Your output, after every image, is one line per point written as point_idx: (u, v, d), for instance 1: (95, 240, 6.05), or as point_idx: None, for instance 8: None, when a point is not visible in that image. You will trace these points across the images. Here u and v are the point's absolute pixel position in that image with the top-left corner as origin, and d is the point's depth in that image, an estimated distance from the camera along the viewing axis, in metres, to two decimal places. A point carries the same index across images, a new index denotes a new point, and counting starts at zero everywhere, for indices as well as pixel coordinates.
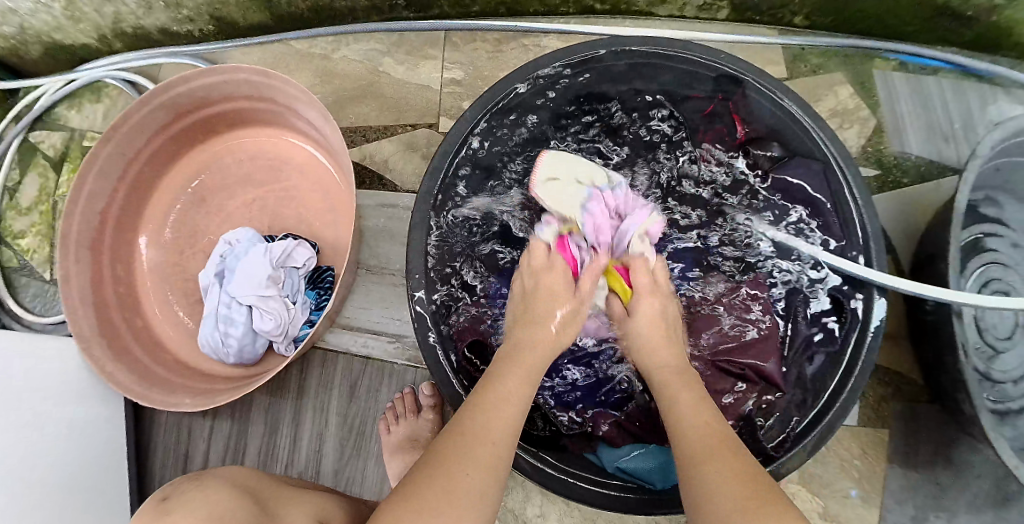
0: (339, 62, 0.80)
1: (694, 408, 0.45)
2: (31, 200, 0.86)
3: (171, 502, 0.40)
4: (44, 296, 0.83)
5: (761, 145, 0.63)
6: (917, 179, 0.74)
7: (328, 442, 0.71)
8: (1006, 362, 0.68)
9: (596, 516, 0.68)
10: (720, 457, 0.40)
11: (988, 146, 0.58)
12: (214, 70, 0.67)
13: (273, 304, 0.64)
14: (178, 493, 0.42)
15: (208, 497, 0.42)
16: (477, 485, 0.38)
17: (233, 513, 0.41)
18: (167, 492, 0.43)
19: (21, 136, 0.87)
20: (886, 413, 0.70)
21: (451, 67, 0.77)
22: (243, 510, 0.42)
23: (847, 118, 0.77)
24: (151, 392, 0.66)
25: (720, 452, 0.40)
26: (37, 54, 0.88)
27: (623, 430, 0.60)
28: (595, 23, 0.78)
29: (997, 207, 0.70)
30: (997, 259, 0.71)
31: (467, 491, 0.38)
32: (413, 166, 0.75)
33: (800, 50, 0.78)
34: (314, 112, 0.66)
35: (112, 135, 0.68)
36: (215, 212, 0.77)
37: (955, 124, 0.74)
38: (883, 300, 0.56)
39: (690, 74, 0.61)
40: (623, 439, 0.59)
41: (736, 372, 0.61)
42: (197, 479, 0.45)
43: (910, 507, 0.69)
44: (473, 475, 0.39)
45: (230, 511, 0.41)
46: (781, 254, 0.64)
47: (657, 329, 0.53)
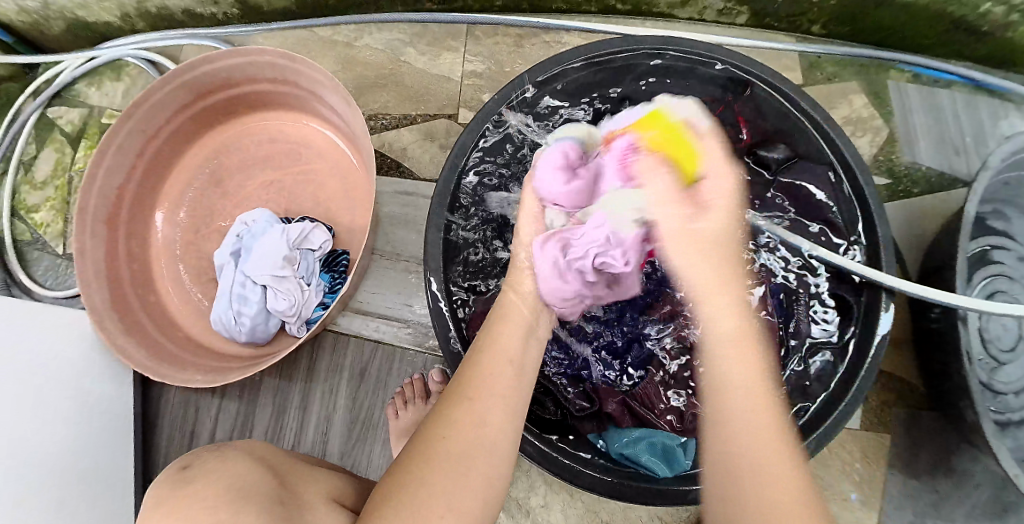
0: (360, 50, 0.81)
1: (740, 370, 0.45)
2: (47, 175, 0.86)
3: (192, 472, 0.41)
4: (56, 270, 0.84)
5: (766, 147, 0.63)
6: (927, 190, 0.75)
7: (335, 426, 0.72)
8: (1009, 373, 0.69)
9: (598, 507, 0.69)
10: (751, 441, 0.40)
11: (998, 158, 0.58)
12: (238, 51, 0.67)
13: (288, 284, 0.65)
14: (199, 462, 0.43)
15: (229, 468, 0.42)
16: (463, 451, 0.39)
17: (253, 483, 0.41)
18: (187, 460, 0.44)
19: (39, 111, 0.87)
20: (888, 419, 0.71)
21: (471, 59, 0.78)
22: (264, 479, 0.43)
23: (861, 126, 0.77)
24: (162, 367, 0.66)
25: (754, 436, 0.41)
26: (59, 31, 0.89)
27: (628, 411, 0.61)
28: (615, 22, 0.79)
29: (1005, 220, 0.71)
30: (1002, 272, 0.71)
31: (449, 452, 0.39)
32: (430, 154, 0.76)
33: (817, 59, 0.79)
34: (337, 97, 0.66)
35: (134, 111, 0.69)
36: (231, 193, 0.77)
37: (967, 137, 0.75)
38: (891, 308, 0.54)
39: (700, 77, 0.62)
40: (628, 420, 0.60)
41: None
42: (217, 449, 0.46)
43: (909, 513, 0.70)
44: (459, 443, 0.39)
45: (251, 481, 0.41)
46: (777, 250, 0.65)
47: (728, 216, 0.51)
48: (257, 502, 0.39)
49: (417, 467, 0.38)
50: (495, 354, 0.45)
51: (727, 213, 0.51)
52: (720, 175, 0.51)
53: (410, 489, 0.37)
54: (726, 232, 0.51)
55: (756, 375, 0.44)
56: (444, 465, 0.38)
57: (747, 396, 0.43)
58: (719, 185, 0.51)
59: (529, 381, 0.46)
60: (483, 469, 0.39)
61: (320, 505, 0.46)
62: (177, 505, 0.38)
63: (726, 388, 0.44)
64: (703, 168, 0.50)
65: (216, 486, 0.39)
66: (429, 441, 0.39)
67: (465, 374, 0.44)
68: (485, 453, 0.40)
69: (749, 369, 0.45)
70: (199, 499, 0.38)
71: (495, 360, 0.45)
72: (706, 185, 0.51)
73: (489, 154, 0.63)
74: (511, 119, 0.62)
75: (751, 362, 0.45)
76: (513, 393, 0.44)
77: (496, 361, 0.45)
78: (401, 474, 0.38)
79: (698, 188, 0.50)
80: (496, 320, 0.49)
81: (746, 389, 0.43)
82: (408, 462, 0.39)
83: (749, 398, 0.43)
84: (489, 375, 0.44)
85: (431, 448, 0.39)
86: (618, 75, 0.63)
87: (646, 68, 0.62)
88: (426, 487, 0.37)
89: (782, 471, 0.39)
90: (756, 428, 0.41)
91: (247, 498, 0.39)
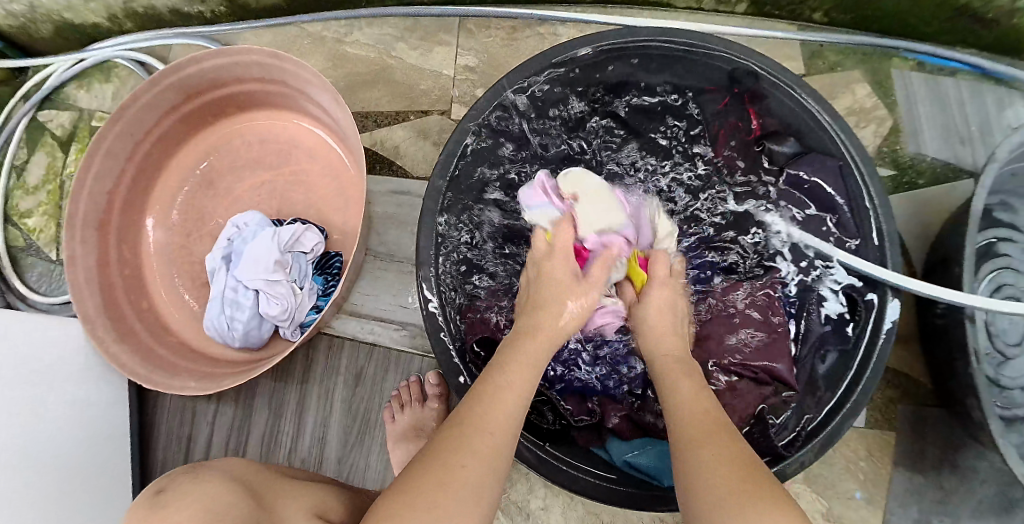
0: (351, 46, 0.80)
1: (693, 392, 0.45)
2: (39, 180, 0.85)
3: (166, 496, 0.39)
4: (50, 275, 0.83)
5: (777, 140, 0.61)
6: (932, 181, 0.73)
7: (330, 432, 0.71)
8: (1015, 368, 0.67)
9: (599, 509, 0.68)
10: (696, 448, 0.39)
11: (1005, 149, 0.57)
12: (224, 51, 0.66)
13: (280, 288, 0.63)
14: (173, 486, 0.41)
15: (204, 490, 0.41)
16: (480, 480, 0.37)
17: (229, 508, 0.39)
18: (159, 485, 0.42)
19: (30, 115, 0.86)
20: (893, 416, 0.70)
21: (464, 54, 0.77)
22: (240, 507, 0.41)
23: (864, 116, 0.76)
24: (153, 374, 0.65)
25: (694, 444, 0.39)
26: (47, 33, 0.88)
27: (632, 423, 0.59)
28: (612, 13, 0.77)
29: (1010, 211, 0.69)
30: (1009, 265, 0.69)
31: (466, 479, 0.36)
32: (424, 152, 0.75)
33: (818, 48, 0.77)
34: (327, 96, 0.65)
35: (121, 115, 0.67)
36: (223, 196, 0.76)
37: (973, 126, 0.73)
38: (897, 301, 0.54)
39: (706, 66, 0.60)
40: (631, 431, 0.59)
41: (748, 374, 0.59)
42: (193, 471, 0.44)
43: (914, 511, 0.68)
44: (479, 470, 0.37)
45: (228, 505, 0.40)
46: (792, 248, 0.62)
47: (664, 316, 0.53)
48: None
49: (430, 492, 0.35)
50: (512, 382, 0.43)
51: (659, 314, 0.53)
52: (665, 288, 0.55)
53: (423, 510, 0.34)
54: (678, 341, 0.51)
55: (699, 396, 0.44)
56: (465, 492, 0.36)
57: (688, 410, 0.43)
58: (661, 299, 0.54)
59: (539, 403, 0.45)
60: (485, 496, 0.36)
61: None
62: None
63: (676, 425, 0.42)
64: (652, 288, 0.55)
65: (194, 506, 0.38)
66: (445, 464, 0.37)
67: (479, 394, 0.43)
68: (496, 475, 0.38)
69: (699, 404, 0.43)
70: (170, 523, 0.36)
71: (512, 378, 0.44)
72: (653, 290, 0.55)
73: (486, 146, 0.61)
74: (511, 108, 0.60)
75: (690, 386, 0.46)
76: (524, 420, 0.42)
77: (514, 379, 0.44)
78: (411, 496, 0.35)
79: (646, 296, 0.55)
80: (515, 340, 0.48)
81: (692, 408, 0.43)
82: (421, 483, 0.36)
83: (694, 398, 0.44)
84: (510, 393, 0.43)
85: (449, 472, 0.37)
86: (621, 65, 0.62)
87: (649, 54, 0.60)
88: (441, 511, 0.34)
89: (723, 457, 0.37)
90: (705, 455, 0.38)
91: (224, 521, 0.38)
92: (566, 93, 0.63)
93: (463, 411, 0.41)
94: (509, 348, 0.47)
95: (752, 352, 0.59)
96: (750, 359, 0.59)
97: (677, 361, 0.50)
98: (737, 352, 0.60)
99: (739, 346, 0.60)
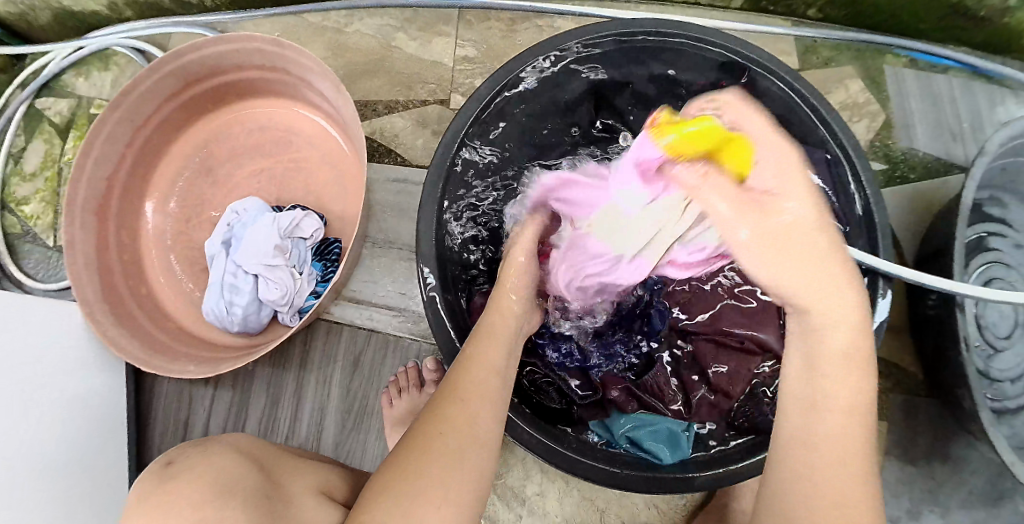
0: (351, 36, 0.80)
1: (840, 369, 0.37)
2: (36, 166, 0.85)
3: (178, 467, 0.40)
4: (47, 262, 0.83)
5: None
6: (924, 176, 0.74)
7: (329, 416, 0.71)
8: (1005, 360, 0.68)
9: (594, 495, 0.68)
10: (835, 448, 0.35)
11: (996, 143, 0.58)
12: (224, 38, 0.66)
13: (280, 273, 0.64)
14: (183, 458, 0.42)
15: (213, 462, 0.42)
16: (459, 451, 0.38)
17: (236, 481, 0.40)
18: (172, 456, 0.43)
19: (28, 102, 0.86)
20: (884, 406, 0.71)
21: (463, 45, 0.77)
22: (246, 482, 0.41)
23: (857, 111, 0.77)
24: (152, 358, 0.65)
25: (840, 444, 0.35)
26: (46, 20, 0.88)
27: (633, 397, 0.61)
28: (610, 6, 0.78)
29: (1002, 206, 0.70)
30: (999, 258, 0.71)
31: (441, 447, 0.38)
32: (423, 142, 0.75)
33: (812, 43, 0.78)
34: (327, 84, 0.66)
35: (122, 101, 0.68)
36: (222, 183, 0.76)
37: (964, 123, 0.74)
38: (887, 293, 0.55)
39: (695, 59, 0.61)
40: (632, 406, 0.60)
41: (733, 344, 0.60)
42: (203, 444, 0.45)
43: (905, 500, 0.69)
44: (455, 440, 0.38)
45: (233, 480, 0.40)
46: None
47: (806, 188, 0.42)
48: (240, 498, 0.38)
49: (411, 461, 0.37)
50: (487, 361, 0.44)
51: (777, 170, 0.43)
52: (777, 147, 0.43)
53: (401, 482, 0.36)
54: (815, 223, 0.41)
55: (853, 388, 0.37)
56: (444, 457, 0.37)
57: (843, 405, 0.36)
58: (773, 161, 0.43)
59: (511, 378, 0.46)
60: (474, 466, 0.38)
61: (307, 501, 0.45)
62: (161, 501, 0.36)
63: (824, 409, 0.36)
64: (756, 154, 0.43)
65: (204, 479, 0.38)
66: (425, 435, 0.38)
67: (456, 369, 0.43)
68: (479, 447, 0.39)
69: (839, 359, 0.38)
70: (183, 490, 0.37)
71: (483, 361, 0.44)
72: (759, 172, 0.43)
73: (484, 139, 0.62)
74: (506, 102, 0.61)
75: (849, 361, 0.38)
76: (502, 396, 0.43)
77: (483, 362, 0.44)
78: (392, 472, 0.37)
79: (749, 186, 0.43)
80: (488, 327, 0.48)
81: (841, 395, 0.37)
82: (404, 455, 0.38)
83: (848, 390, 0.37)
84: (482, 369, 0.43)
85: (428, 443, 0.38)
86: (614, 58, 0.62)
87: (640, 49, 0.61)
88: (426, 480, 0.36)
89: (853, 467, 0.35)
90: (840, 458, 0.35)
91: (232, 493, 0.38)
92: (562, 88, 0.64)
93: (443, 387, 0.42)
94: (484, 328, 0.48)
95: (733, 319, 0.61)
96: (729, 328, 0.60)
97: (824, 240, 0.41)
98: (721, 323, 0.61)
99: (716, 319, 0.61)
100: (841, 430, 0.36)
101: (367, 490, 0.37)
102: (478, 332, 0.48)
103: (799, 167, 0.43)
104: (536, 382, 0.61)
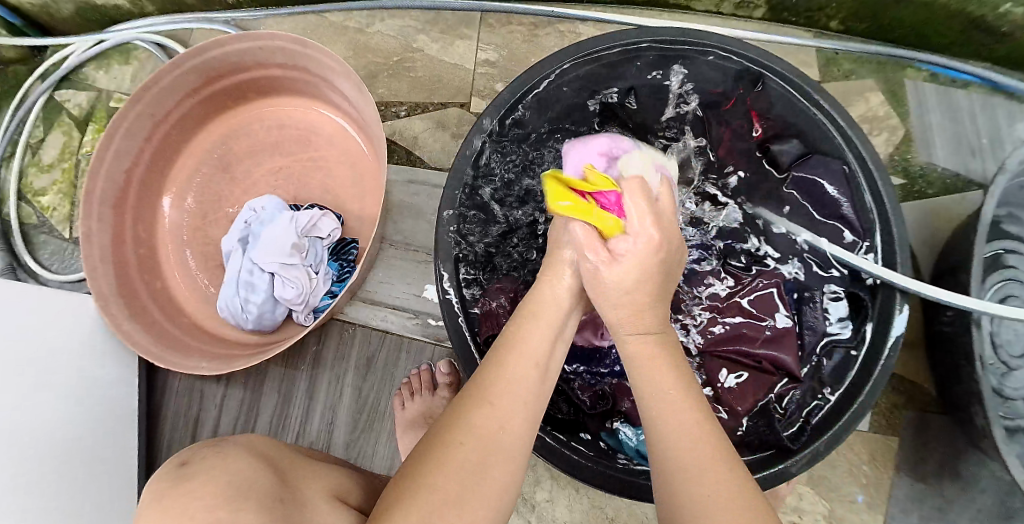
0: (371, 37, 0.80)
1: (662, 384, 0.38)
2: (54, 158, 0.86)
3: (192, 467, 0.38)
4: (62, 254, 0.83)
5: (781, 141, 0.62)
6: (942, 191, 0.74)
7: (341, 416, 0.71)
8: (1018, 379, 0.67)
9: (603, 503, 0.68)
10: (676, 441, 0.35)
11: (1017, 161, 0.57)
12: (248, 35, 0.67)
13: (296, 272, 0.64)
14: (198, 460, 0.40)
15: (227, 465, 0.39)
16: (480, 461, 0.35)
17: (252, 483, 0.39)
18: (184, 456, 0.41)
19: (47, 94, 0.87)
20: (897, 422, 0.70)
21: (485, 47, 0.77)
22: (262, 484, 0.40)
23: (877, 124, 0.76)
24: (167, 354, 0.65)
25: (676, 432, 0.36)
26: (68, 13, 0.88)
27: None
28: (631, 14, 0.78)
29: (1020, 224, 0.69)
30: (1015, 276, 0.70)
31: (463, 459, 0.35)
32: (442, 144, 0.75)
33: (834, 55, 0.78)
34: (349, 83, 0.66)
35: (142, 96, 0.68)
36: (239, 179, 0.77)
37: (983, 138, 0.74)
38: (904, 308, 0.54)
39: (711, 68, 0.61)
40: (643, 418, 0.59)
41: (751, 364, 0.61)
42: (213, 444, 0.43)
43: (915, 517, 0.69)
44: (477, 451, 0.35)
45: (250, 483, 0.39)
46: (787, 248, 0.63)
47: (645, 272, 0.41)
48: (257, 500, 0.37)
49: (428, 471, 0.35)
50: (521, 357, 0.41)
51: (644, 270, 0.41)
52: (642, 217, 0.41)
53: (427, 496, 0.33)
54: (644, 279, 0.41)
55: (673, 389, 0.38)
56: (462, 469, 0.35)
57: (666, 404, 0.37)
58: (640, 225, 0.41)
59: (551, 381, 0.42)
60: (498, 481, 0.36)
61: (322, 505, 0.44)
62: (169, 504, 0.35)
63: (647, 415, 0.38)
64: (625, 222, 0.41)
65: (213, 482, 0.37)
66: (443, 445, 0.36)
67: (486, 372, 0.40)
68: (505, 456, 0.36)
69: (657, 360, 0.39)
70: (195, 496, 0.35)
71: (517, 356, 0.41)
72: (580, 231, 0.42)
73: (498, 148, 0.61)
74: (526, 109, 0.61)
75: (674, 382, 0.38)
76: (536, 394, 0.40)
77: (517, 357, 0.40)
78: (413, 480, 0.35)
79: (613, 245, 0.42)
80: (523, 316, 0.44)
81: (664, 402, 0.37)
82: (420, 465, 0.36)
83: (670, 391, 0.37)
84: (512, 374, 0.39)
85: (444, 454, 0.35)
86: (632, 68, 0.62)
87: (665, 60, 0.61)
88: (442, 495, 0.33)
89: (697, 455, 0.34)
90: (682, 451, 0.35)
91: (246, 495, 0.37)
92: (579, 96, 0.63)
93: (467, 388, 0.40)
94: (507, 335, 0.43)
95: (752, 341, 0.61)
96: (749, 348, 0.61)
97: (656, 331, 0.41)
98: (733, 342, 0.62)
99: (735, 336, 0.62)
100: (669, 402, 0.37)
101: (382, 494, 0.36)
102: (519, 313, 0.45)
103: (648, 263, 0.41)
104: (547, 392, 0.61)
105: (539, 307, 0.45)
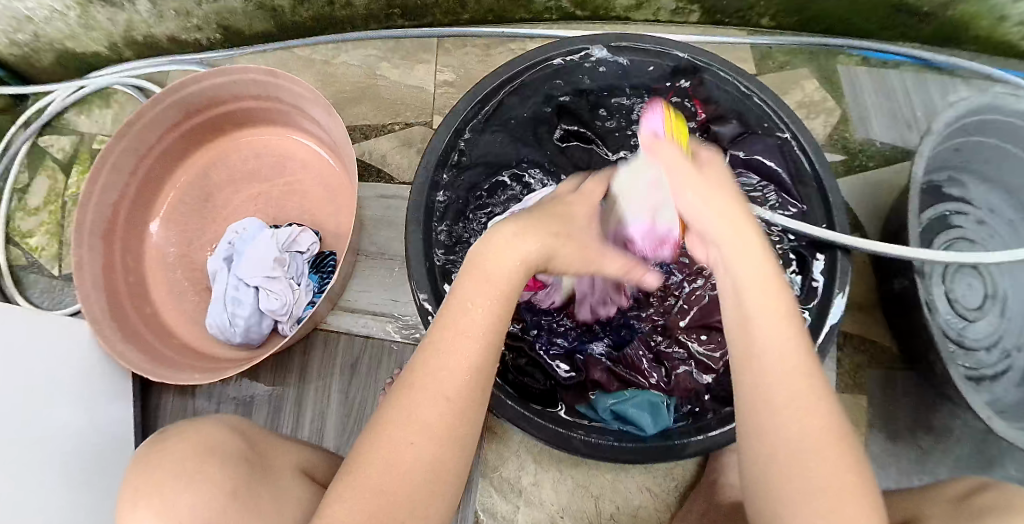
0: (338, 67, 0.86)
1: (783, 332, 0.36)
2: (40, 201, 0.89)
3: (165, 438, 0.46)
4: (51, 292, 0.86)
5: (721, 124, 0.67)
6: (882, 163, 0.80)
7: (330, 421, 0.74)
8: (977, 329, 0.73)
9: (587, 482, 0.71)
10: (790, 402, 0.34)
11: (942, 122, 0.60)
12: (223, 70, 0.72)
13: (279, 285, 0.68)
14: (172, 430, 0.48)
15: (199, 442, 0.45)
16: (435, 462, 0.36)
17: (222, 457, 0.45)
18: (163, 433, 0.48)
19: (30, 141, 0.91)
20: (862, 381, 0.74)
21: (443, 69, 0.83)
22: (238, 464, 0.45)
23: (813, 109, 0.83)
24: (158, 368, 0.68)
25: (790, 393, 0.34)
26: (48, 62, 0.93)
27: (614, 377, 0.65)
28: (576, 27, 0.85)
29: (961, 186, 0.76)
30: (961, 235, 0.75)
31: (416, 460, 0.36)
32: (409, 160, 0.81)
33: (768, 50, 0.84)
34: (319, 108, 0.71)
35: (127, 131, 0.72)
36: (222, 206, 0.81)
37: (917, 111, 0.80)
38: (842, 296, 0.58)
39: (645, 67, 0.66)
40: (614, 384, 0.64)
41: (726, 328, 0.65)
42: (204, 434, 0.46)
43: (895, 470, 0.72)
44: (431, 451, 0.36)
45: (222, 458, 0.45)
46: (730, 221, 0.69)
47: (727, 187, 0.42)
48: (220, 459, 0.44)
49: (376, 472, 0.35)
50: (471, 335, 0.38)
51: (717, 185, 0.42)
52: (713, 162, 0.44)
53: (385, 496, 0.35)
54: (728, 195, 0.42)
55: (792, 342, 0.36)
56: (419, 466, 0.36)
57: (786, 361, 0.35)
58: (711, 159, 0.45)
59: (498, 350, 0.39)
60: (450, 481, 0.37)
61: (292, 483, 0.48)
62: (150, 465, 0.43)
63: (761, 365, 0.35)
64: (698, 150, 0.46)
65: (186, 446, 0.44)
66: (392, 443, 0.36)
67: (434, 357, 0.38)
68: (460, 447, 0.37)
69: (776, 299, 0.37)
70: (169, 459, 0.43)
71: (471, 333, 0.38)
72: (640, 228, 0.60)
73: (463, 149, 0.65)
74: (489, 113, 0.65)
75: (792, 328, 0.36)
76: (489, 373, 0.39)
77: (470, 337, 0.38)
78: (365, 479, 0.35)
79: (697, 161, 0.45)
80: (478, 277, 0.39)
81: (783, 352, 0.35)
82: (368, 467, 0.36)
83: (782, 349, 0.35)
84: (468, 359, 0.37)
85: (396, 451, 0.36)
86: (582, 70, 0.67)
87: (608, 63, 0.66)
88: (399, 498, 0.35)
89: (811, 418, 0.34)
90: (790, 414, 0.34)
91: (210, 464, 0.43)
92: (535, 98, 0.68)
93: (407, 382, 0.38)
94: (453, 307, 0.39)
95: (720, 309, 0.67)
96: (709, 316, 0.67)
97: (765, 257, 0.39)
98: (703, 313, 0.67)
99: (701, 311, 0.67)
100: (787, 359, 0.35)
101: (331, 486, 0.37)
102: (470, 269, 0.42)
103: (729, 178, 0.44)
104: (524, 368, 0.64)
105: (488, 270, 0.39)
